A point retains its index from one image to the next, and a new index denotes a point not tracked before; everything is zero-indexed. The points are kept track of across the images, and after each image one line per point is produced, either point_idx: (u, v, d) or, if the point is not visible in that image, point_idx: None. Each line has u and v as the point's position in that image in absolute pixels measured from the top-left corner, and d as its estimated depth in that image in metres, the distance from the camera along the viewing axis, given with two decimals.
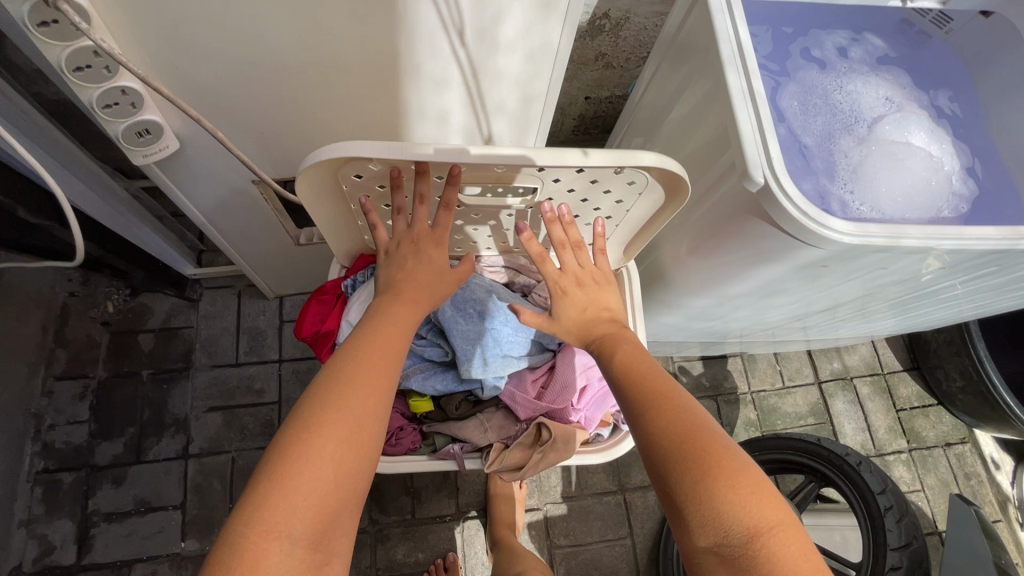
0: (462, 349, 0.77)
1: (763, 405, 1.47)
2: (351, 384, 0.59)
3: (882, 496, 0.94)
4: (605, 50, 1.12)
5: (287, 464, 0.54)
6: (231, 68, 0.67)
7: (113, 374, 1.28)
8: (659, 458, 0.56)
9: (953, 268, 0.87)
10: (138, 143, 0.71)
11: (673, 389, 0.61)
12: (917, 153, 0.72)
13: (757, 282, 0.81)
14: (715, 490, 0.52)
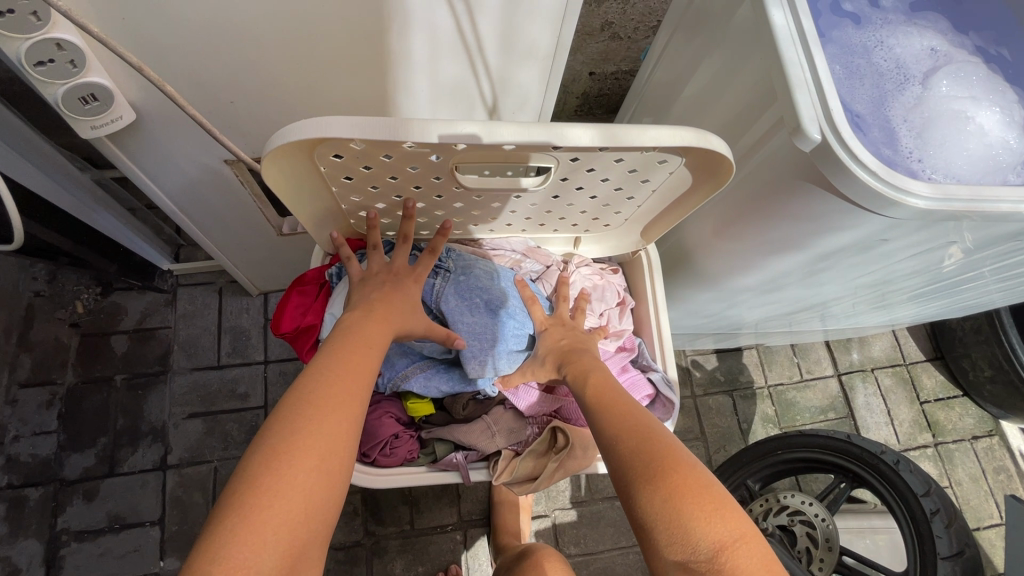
0: (469, 342, 0.68)
1: (781, 400, 1.39)
2: (325, 399, 0.51)
3: (927, 499, 0.86)
4: (612, 17, 1.03)
5: (252, 495, 0.45)
6: (188, 17, 0.57)
7: (84, 380, 1.18)
8: (626, 472, 0.52)
9: (978, 255, 0.80)
10: (84, 112, 0.61)
11: (639, 409, 0.58)
12: (978, 111, 0.65)
13: (796, 265, 0.72)
14: (679, 504, 0.49)
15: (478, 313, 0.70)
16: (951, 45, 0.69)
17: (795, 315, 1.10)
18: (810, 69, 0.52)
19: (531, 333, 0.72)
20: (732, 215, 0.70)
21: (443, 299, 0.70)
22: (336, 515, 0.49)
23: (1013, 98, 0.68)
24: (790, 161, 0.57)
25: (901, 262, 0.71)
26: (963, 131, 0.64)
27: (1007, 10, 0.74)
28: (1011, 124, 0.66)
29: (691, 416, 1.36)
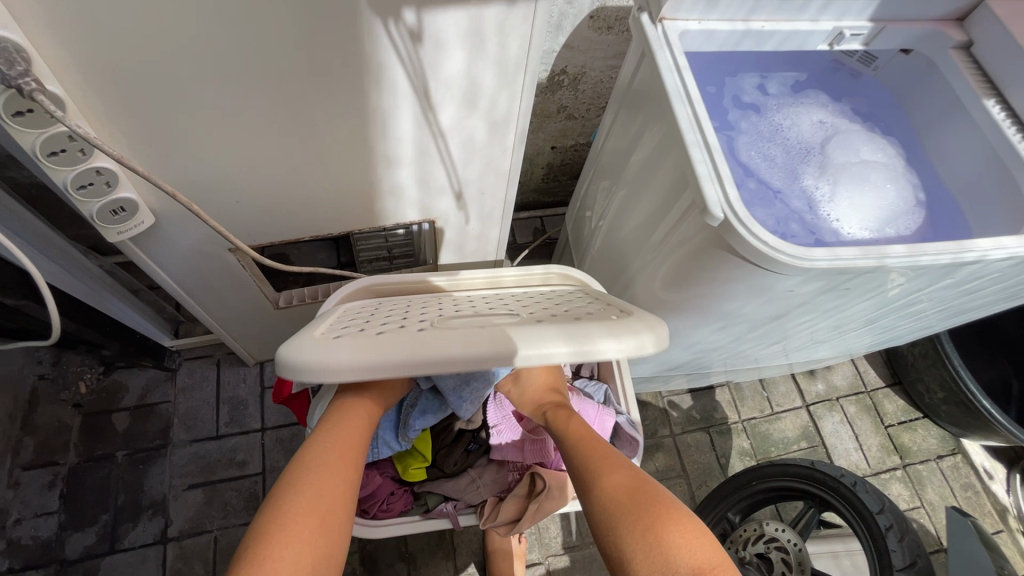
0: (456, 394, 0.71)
1: (755, 433, 1.47)
2: (325, 461, 0.56)
3: (882, 516, 0.93)
4: (566, 102, 1.18)
5: (264, 551, 0.48)
6: (197, 139, 0.67)
7: (85, 459, 1.22)
8: (614, 511, 0.56)
9: (936, 309, 0.88)
10: (113, 221, 0.71)
11: (621, 455, 0.63)
12: (869, 173, 0.79)
13: (737, 313, 0.82)
14: (663, 534, 0.53)
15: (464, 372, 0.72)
16: (846, 123, 0.83)
17: (760, 355, 1.20)
18: (712, 163, 0.64)
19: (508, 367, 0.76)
20: (672, 276, 0.81)
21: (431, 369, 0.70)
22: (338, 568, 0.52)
23: (897, 158, 0.82)
24: (704, 234, 0.69)
25: (756, 318, 0.84)
26: (861, 192, 0.78)
27: (887, 89, 0.88)
28: (900, 181, 0.80)
29: (672, 454, 1.43)
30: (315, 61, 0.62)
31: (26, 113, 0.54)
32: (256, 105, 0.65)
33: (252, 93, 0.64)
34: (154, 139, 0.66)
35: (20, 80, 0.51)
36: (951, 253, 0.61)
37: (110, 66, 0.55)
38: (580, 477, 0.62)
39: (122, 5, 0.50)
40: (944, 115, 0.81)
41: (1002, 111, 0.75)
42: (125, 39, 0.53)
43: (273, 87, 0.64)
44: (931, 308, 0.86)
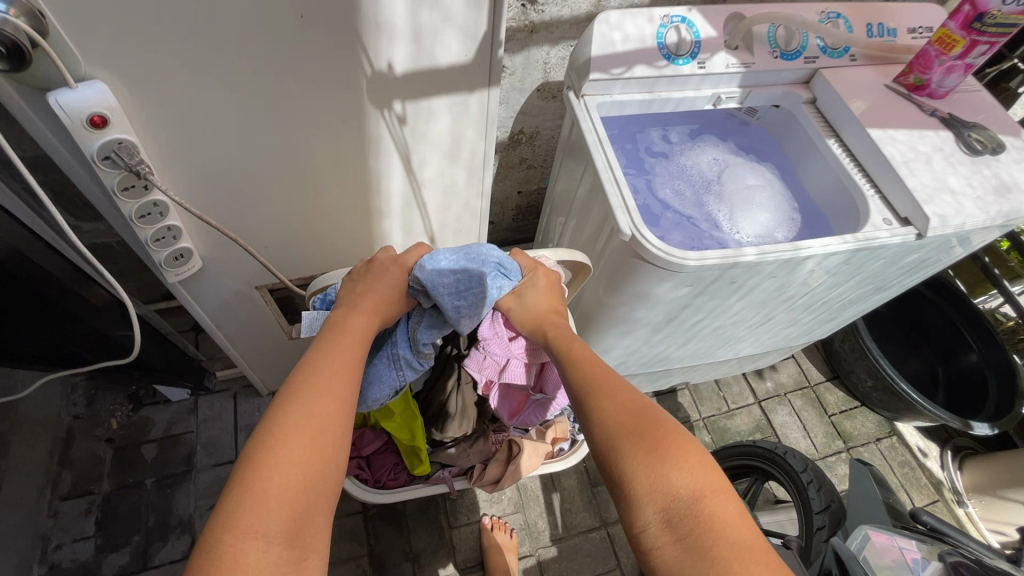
0: (451, 304, 0.75)
1: (715, 428, 1.67)
2: (312, 387, 0.57)
3: (805, 473, 1.13)
4: (526, 155, 1.43)
5: (255, 471, 0.50)
6: (234, 191, 0.86)
7: (118, 487, 1.36)
8: (621, 438, 0.62)
9: (838, 297, 1.10)
10: (174, 265, 0.92)
11: (626, 386, 0.68)
12: (756, 197, 1.04)
13: (664, 321, 1.02)
14: (667, 458, 0.59)
15: (456, 284, 0.75)
16: (735, 160, 1.08)
17: (707, 360, 1.40)
18: (622, 198, 0.87)
19: (510, 279, 0.80)
20: (599, 297, 1.00)
21: (425, 273, 0.75)
22: (334, 486, 0.54)
23: (778, 184, 1.08)
24: (618, 253, 0.90)
25: (654, 322, 1.02)
26: (750, 212, 1.02)
27: (768, 132, 1.14)
28: (780, 201, 1.05)
29: None
30: (330, 137, 0.85)
31: (131, 188, 0.76)
32: (281, 160, 0.85)
33: (279, 156, 0.84)
34: (204, 195, 0.85)
35: (138, 165, 0.72)
36: (790, 251, 0.84)
37: (179, 141, 0.75)
38: (587, 402, 0.67)
39: (202, 108, 0.72)
40: (806, 150, 1.07)
41: (842, 149, 1.00)
42: (198, 127, 0.75)
43: (297, 155, 0.85)
44: (836, 294, 1.08)
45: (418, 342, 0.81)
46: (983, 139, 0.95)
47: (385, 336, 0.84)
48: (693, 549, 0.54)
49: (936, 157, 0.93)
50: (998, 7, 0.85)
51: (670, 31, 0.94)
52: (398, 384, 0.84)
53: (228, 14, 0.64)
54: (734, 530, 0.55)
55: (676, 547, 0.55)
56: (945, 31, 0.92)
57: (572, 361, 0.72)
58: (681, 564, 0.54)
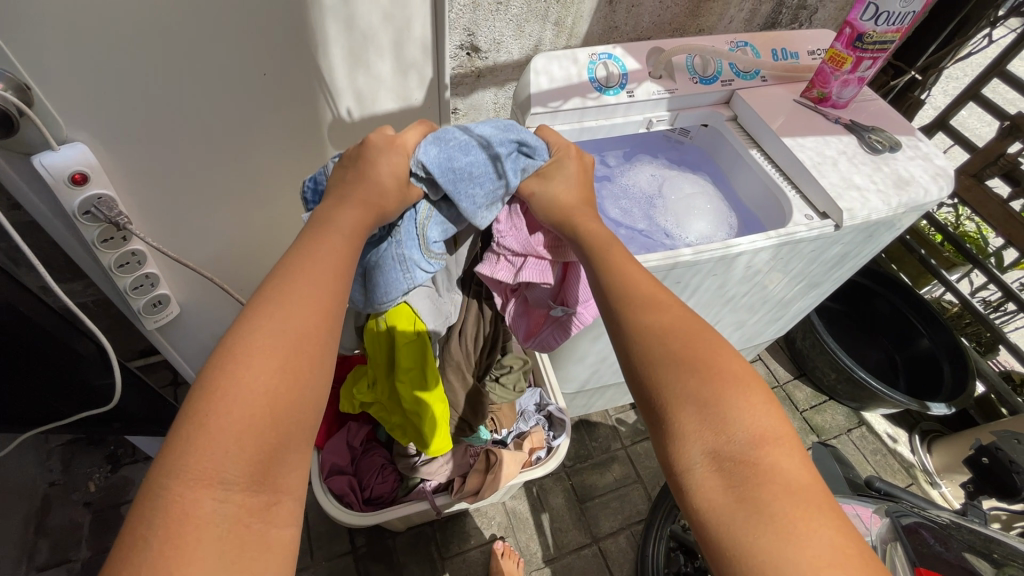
0: (467, 198, 0.73)
1: None
2: (279, 313, 0.52)
3: None
4: None
5: (210, 407, 0.45)
6: (199, 214, 0.88)
7: (97, 552, 1.33)
8: (670, 371, 0.55)
9: (784, 290, 1.19)
10: (152, 312, 0.96)
11: (676, 312, 0.61)
12: (695, 207, 1.14)
13: None
14: (722, 394, 0.52)
15: (471, 172, 0.72)
16: (670, 171, 1.19)
17: None
18: None
19: (524, 168, 0.79)
20: None
21: (441, 164, 0.71)
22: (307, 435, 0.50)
23: (714, 194, 1.18)
24: None
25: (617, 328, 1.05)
26: (691, 221, 1.12)
27: (701, 150, 1.26)
28: (718, 210, 1.16)
29: (627, 464, 1.62)
30: (292, 169, 0.93)
31: (110, 239, 0.81)
32: (242, 174, 0.88)
33: (243, 180, 0.89)
34: (171, 223, 0.87)
35: (117, 217, 0.78)
36: (722, 249, 0.92)
37: (148, 180, 0.79)
38: (630, 324, 0.60)
39: (172, 151, 0.78)
40: (734, 163, 1.19)
41: (763, 156, 1.12)
42: (168, 169, 0.80)
43: (261, 180, 0.91)
44: (781, 286, 1.16)
45: (429, 240, 0.77)
46: (882, 140, 1.07)
47: (388, 230, 0.77)
48: (760, 494, 0.46)
49: (841, 159, 1.05)
50: (872, 28, 0.99)
51: (599, 67, 1.06)
52: (407, 288, 0.79)
53: (197, 74, 0.72)
54: (798, 478, 0.48)
55: (740, 494, 0.47)
56: (835, 51, 1.06)
57: (614, 282, 0.64)
58: (733, 513, 0.46)
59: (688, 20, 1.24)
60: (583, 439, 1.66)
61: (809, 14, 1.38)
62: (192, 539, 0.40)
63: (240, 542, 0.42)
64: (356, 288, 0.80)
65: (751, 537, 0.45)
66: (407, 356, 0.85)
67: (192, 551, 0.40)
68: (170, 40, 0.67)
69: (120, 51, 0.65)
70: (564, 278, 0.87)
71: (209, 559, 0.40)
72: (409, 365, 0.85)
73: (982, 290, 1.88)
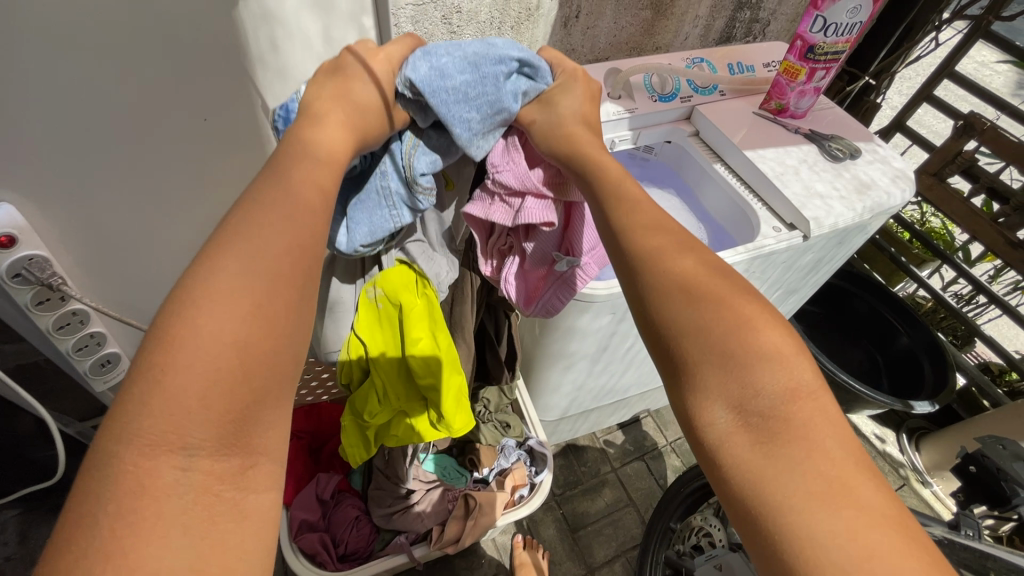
0: (463, 123, 0.60)
1: (683, 449, 1.68)
2: (249, 246, 0.42)
3: None
4: None
5: (168, 355, 0.36)
6: (144, 259, 0.84)
7: None
8: (702, 312, 0.45)
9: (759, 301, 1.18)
10: (101, 371, 0.91)
11: (719, 258, 0.51)
12: None
13: (599, 352, 1.02)
14: (754, 341, 0.43)
15: (466, 90, 0.59)
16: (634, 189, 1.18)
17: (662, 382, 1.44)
18: None
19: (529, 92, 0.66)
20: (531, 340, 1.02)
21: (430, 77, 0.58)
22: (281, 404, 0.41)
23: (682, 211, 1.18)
24: None
25: (591, 355, 1.02)
26: None
27: (666, 165, 1.26)
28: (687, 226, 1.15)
29: (618, 487, 1.58)
30: None
31: (46, 300, 0.77)
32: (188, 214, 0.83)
33: (187, 225, 0.85)
34: (113, 273, 0.83)
35: (51, 278, 0.74)
36: None
37: (82, 234, 0.75)
38: (638, 265, 0.49)
39: (107, 204, 0.74)
40: (700, 178, 1.18)
41: (727, 170, 1.11)
42: (105, 222, 0.76)
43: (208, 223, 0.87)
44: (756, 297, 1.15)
45: (416, 170, 0.63)
46: (841, 148, 1.08)
47: (372, 162, 0.67)
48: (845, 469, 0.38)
49: (803, 168, 1.05)
50: (822, 40, 1.00)
51: None
52: (393, 228, 0.67)
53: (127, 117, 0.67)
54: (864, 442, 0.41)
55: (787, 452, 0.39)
56: (789, 63, 1.07)
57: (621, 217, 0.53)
58: (767, 482, 0.38)
59: (644, 39, 1.24)
60: (571, 464, 1.61)
61: (762, 27, 1.40)
62: (148, 526, 0.32)
63: (209, 515, 0.34)
64: (335, 229, 0.67)
65: (790, 511, 0.37)
66: (418, 323, 0.80)
67: (151, 529, 0.32)
68: (103, 54, 0.61)
69: (42, 97, 0.60)
70: (568, 222, 0.75)
71: (172, 537, 0.32)
72: (417, 332, 0.80)
73: (953, 285, 1.90)
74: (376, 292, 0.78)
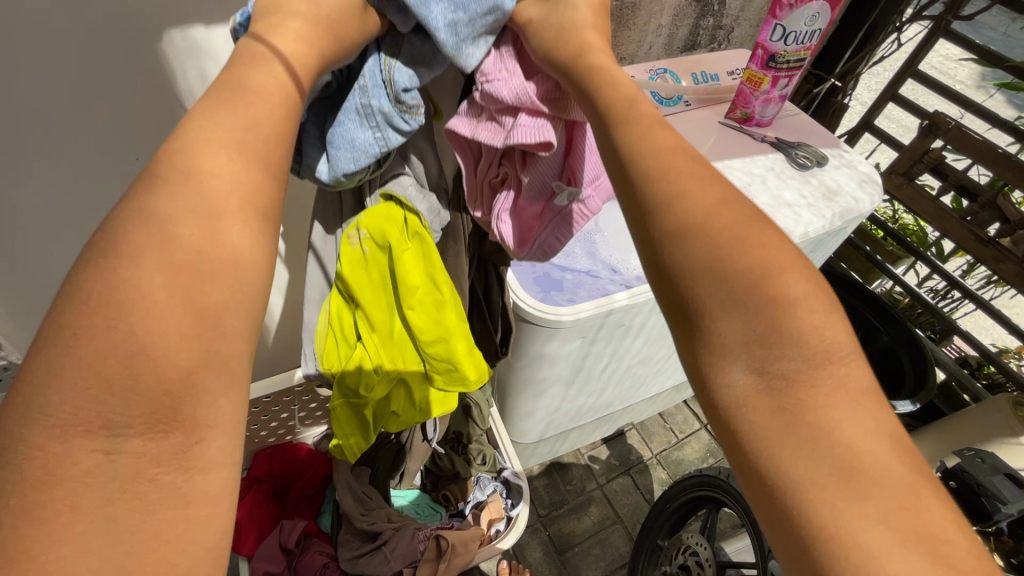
0: (446, 26, 0.52)
1: (668, 461, 1.65)
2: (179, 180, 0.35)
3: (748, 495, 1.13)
4: None
5: (92, 309, 0.30)
6: None
7: None
8: (718, 256, 0.37)
9: None
10: None
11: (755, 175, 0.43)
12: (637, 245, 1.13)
13: (572, 375, 1.01)
14: (778, 292, 0.36)
15: None
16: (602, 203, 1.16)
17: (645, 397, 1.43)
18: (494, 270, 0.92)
19: None
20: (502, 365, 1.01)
21: None
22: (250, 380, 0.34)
23: None
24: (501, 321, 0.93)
25: (563, 377, 1.01)
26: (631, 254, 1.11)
27: None
28: None
29: (604, 504, 1.55)
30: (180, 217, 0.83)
31: None
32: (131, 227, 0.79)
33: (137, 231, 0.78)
34: None
35: None
36: None
37: None
38: (649, 204, 0.41)
39: None
40: None
41: None
42: None
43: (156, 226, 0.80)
44: None
45: (397, 85, 0.55)
46: (808, 156, 1.06)
47: (346, 78, 0.57)
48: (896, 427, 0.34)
49: (769, 176, 1.03)
50: (782, 48, 0.99)
51: None
52: (381, 153, 0.57)
53: None
54: None
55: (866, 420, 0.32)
56: (751, 73, 1.06)
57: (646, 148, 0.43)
58: (790, 457, 0.32)
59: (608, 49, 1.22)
60: (556, 483, 1.58)
61: (727, 34, 1.40)
62: (71, 525, 0.26)
63: (141, 503, 0.28)
64: (312, 155, 0.59)
65: (818, 490, 0.31)
66: (410, 266, 0.67)
67: (68, 526, 0.26)
68: None
69: None
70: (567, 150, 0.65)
71: (92, 536, 0.26)
72: (412, 279, 0.66)
73: (928, 280, 1.92)
74: (360, 234, 0.67)
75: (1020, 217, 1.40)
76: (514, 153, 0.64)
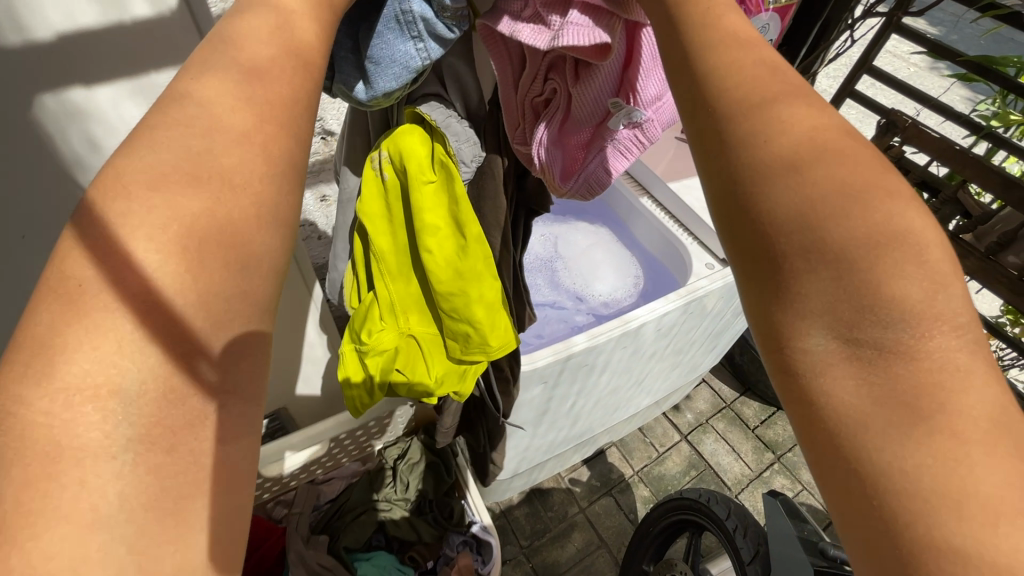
0: None
1: (650, 477, 1.62)
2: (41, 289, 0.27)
3: (729, 520, 1.09)
4: None
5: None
6: None
7: None
8: (798, 186, 0.30)
9: (697, 338, 1.16)
10: None
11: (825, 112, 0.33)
12: (597, 271, 1.10)
13: (539, 417, 0.97)
14: (879, 236, 0.28)
15: None
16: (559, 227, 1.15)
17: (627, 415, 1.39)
18: None
19: None
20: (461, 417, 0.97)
21: None
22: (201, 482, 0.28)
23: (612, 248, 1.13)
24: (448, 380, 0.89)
25: (530, 421, 0.97)
26: (591, 282, 1.09)
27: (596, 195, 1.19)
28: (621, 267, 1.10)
29: (587, 528, 1.51)
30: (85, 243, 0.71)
31: None
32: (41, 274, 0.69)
33: None
34: None
35: None
36: (619, 326, 0.86)
37: None
38: (723, 131, 0.33)
39: None
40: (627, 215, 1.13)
41: (652, 203, 1.07)
42: None
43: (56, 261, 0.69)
44: (697, 334, 1.13)
45: None
46: None
47: None
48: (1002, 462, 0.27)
49: None
50: None
51: None
52: (422, 68, 0.51)
53: None
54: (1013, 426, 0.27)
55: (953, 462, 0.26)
56: None
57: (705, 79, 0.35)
58: (879, 441, 0.26)
59: None
60: (537, 510, 1.53)
61: None
62: None
63: None
64: (346, 71, 0.52)
65: (918, 483, 0.25)
66: (431, 203, 0.64)
67: None
68: None
69: None
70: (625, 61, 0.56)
71: None
72: (431, 218, 0.65)
73: None
74: (381, 157, 0.64)
75: (980, 212, 1.39)
76: (564, 64, 0.58)
